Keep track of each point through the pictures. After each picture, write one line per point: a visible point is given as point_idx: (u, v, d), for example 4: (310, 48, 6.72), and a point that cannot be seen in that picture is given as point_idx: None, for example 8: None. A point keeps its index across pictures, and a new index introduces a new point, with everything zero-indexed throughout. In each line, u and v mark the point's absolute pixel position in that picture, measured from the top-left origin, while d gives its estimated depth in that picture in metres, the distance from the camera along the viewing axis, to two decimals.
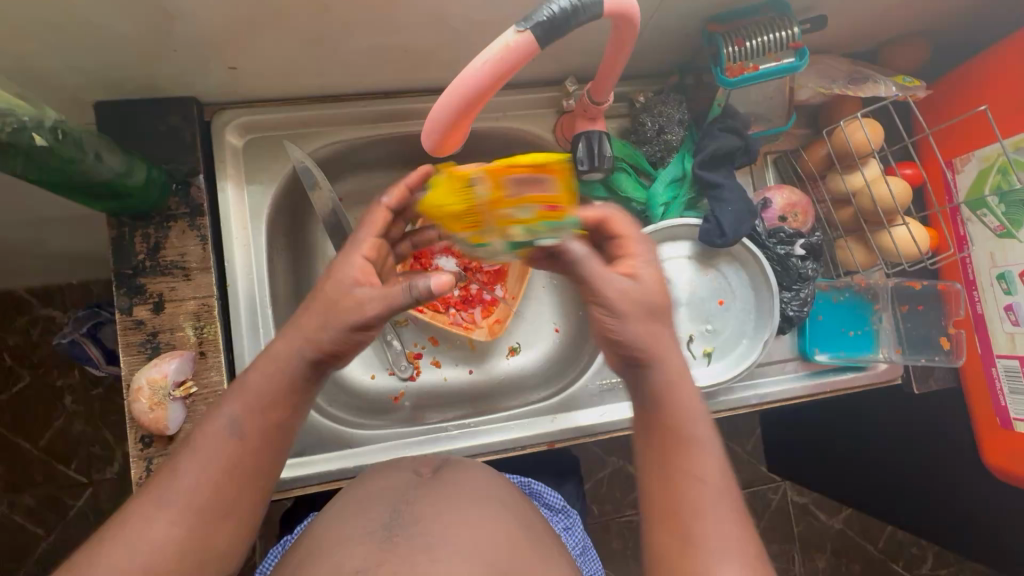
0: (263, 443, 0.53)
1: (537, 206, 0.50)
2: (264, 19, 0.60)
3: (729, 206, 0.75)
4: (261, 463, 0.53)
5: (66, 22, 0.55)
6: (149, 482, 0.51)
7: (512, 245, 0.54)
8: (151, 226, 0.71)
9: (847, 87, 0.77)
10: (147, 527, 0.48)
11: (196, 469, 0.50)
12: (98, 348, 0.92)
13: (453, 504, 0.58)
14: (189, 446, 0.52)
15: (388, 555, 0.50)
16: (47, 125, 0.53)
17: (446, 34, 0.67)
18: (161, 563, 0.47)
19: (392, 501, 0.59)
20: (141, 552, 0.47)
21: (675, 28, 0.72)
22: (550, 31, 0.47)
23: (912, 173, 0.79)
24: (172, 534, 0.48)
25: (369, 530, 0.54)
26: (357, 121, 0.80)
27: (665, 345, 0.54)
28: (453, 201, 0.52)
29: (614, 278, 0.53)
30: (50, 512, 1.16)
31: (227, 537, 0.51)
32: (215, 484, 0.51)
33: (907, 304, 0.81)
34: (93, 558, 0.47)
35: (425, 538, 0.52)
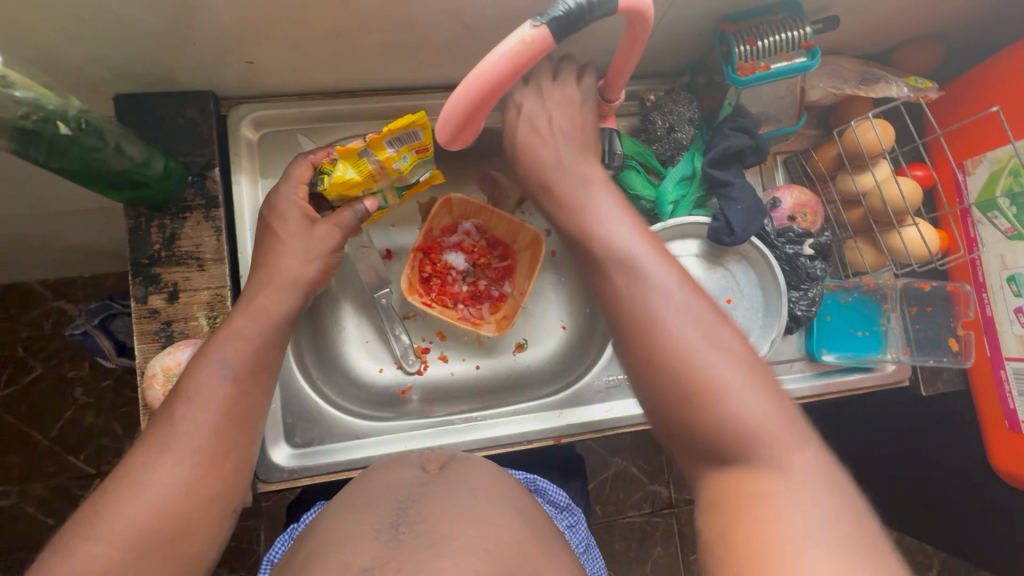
0: (255, 383, 0.60)
1: (411, 153, 0.70)
2: (283, 14, 0.61)
3: (739, 205, 0.75)
4: (254, 403, 0.60)
5: (91, 14, 0.56)
6: (149, 434, 0.55)
7: (399, 191, 0.76)
8: (167, 217, 0.72)
9: (859, 87, 0.77)
10: (153, 472, 0.51)
11: (195, 414, 0.55)
12: (110, 339, 0.94)
13: (458, 501, 0.58)
14: (185, 395, 0.56)
15: (393, 555, 0.50)
16: (70, 115, 0.55)
17: (461, 32, 0.68)
18: (172, 504, 0.51)
19: (399, 497, 0.59)
20: (149, 491, 0.50)
21: (687, 28, 0.73)
22: (566, 26, 0.46)
23: (922, 174, 0.79)
24: (179, 474, 0.52)
25: (376, 528, 0.54)
26: (371, 117, 0.81)
27: (634, 290, 0.50)
28: (347, 175, 0.69)
29: (599, 242, 0.56)
30: (59, 503, 1.17)
31: (229, 478, 0.55)
32: (215, 426, 0.55)
33: (915, 305, 0.81)
34: (103, 509, 0.49)
35: (431, 535, 0.52)
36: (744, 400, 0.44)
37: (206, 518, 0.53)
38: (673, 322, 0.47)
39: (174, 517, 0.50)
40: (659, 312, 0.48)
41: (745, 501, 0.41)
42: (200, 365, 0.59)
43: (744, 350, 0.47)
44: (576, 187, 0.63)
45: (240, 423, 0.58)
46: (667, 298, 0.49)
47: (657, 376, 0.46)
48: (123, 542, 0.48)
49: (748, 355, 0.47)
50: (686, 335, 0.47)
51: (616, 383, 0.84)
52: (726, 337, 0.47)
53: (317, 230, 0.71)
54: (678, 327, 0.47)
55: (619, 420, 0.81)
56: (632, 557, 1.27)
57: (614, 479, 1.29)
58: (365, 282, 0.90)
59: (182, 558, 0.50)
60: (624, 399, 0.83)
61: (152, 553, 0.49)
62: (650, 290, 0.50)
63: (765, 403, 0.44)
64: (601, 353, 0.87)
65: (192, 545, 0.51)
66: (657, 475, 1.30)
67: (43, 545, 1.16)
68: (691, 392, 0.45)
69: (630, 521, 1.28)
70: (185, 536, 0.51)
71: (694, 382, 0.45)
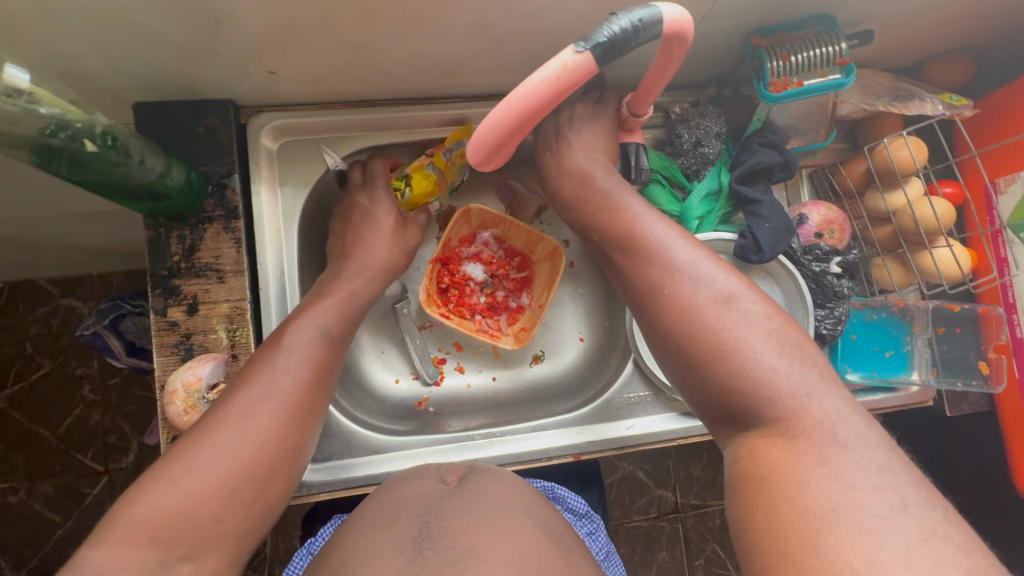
0: (333, 359, 0.66)
1: (462, 160, 0.82)
2: (310, 25, 0.59)
3: (767, 222, 0.74)
4: (331, 370, 0.66)
5: (115, 24, 0.55)
6: (242, 383, 0.59)
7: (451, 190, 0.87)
8: (187, 227, 0.71)
9: (892, 104, 0.76)
10: (253, 418, 0.56)
11: (293, 369, 0.61)
12: (120, 341, 0.93)
13: (482, 513, 0.57)
14: (286, 349, 0.62)
15: (419, 569, 0.49)
16: (97, 131, 0.54)
17: (488, 43, 0.66)
18: (263, 452, 0.55)
19: (420, 512, 0.57)
20: (249, 434, 0.55)
21: (718, 41, 0.72)
22: (610, 51, 0.46)
23: (952, 191, 0.77)
24: (272, 426, 0.57)
25: (399, 542, 0.53)
26: (391, 127, 0.80)
27: (671, 288, 0.57)
28: (425, 190, 0.81)
29: (640, 239, 0.62)
30: (66, 500, 1.17)
31: (305, 434, 0.60)
32: (306, 385, 0.61)
33: (943, 326, 0.79)
34: (203, 444, 0.53)
35: (456, 551, 0.51)
36: (773, 372, 0.50)
37: (284, 467, 0.58)
38: (709, 307, 0.55)
39: (261, 464, 0.55)
40: (696, 299, 0.56)
41: (771, 470, 0.48)
42: (293, 330, 0.64)
43: (776, 327, 0.54)
44: (612, 192, 0.68)
45: (314, 390, 0.62)
46: (706, 285, 0.56)
47: (693, 353, 0.54)
48: (219, 480, 0.52)
49: (782, 332, 0.53)
50: (721, 320, 0.54)
51: (637, 400, 0.83)
52: (762, 319, 0.54)
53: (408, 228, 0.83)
54: (714, 312, 0.54)
55: (640, 437, 0.80)
56: (637, 561, 1.26)
57: (621, 484, 1.28)
58: (389, 294, 0.92)
59: (262, 501, 0.55)
60: (645, 415, 0.82)
61: (237, 495, 0.53)
62: (688, 279, 0.57)
63: (795, 374, 0.50)
64: (621, 368, 0.86)
65: (269, 492, 0.56)
66: (665, 480, 1.29)
67: (51, 543, 1.16)
68: (724, 368, 0.52)
69: (636, 526, 1.27)
70: (268, 482, 0.55)
71: (726, 359, 0.52)
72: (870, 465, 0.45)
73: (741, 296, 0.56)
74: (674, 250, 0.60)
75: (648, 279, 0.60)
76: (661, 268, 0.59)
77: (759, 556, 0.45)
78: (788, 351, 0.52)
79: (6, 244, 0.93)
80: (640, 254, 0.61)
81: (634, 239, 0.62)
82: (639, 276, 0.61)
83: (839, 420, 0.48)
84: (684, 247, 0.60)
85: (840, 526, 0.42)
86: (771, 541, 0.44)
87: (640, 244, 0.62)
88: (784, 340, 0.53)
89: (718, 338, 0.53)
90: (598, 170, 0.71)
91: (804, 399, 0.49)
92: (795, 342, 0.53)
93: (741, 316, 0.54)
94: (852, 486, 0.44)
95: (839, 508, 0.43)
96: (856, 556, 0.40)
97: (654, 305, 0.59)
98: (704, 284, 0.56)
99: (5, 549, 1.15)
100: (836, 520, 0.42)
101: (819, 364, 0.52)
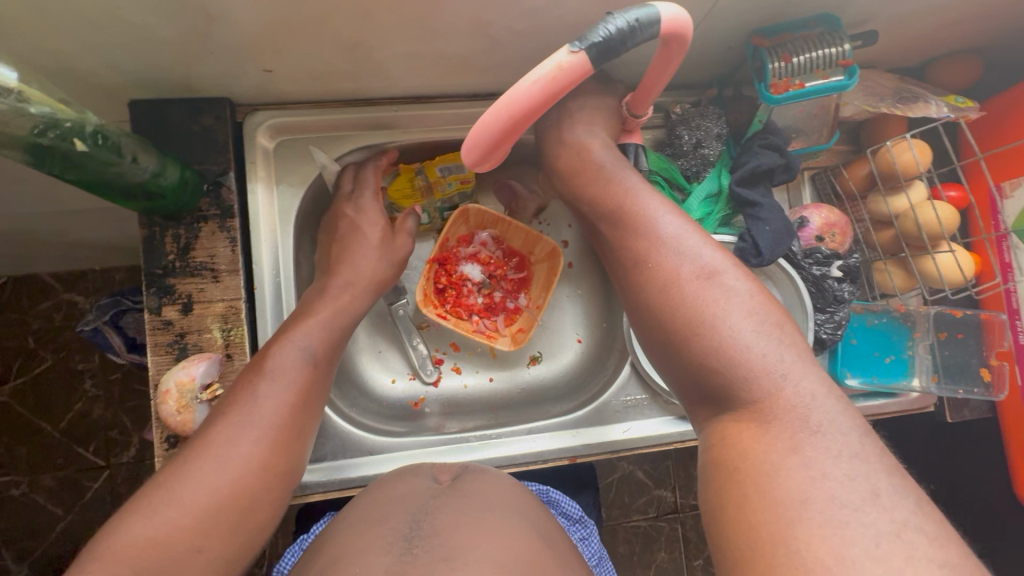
0: (321, 379, 0.65)
1: (455, 181, 0.85)
2: (305, 23, 0.59)
3: (767, 225, 0.73)
4: (319, 392, 0.65)
5: (108, 22, 0.55)
6: (228, 409, 0.59)
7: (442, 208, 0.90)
8: (182, 227, 0.71)
9: (895, 106, 0.75)
10: (235, 446, 0.56)
11: (276, 396, 0.60)
12: (120, 336, 0.93)
13: (474, 515, 0.56)
14: (268, 375, 0.61)
15: (409, 566, 0.48)
16: (87, 130, 0.54)
17: (485, 42, 0.66)
18: (245, 480, 0.55)
19: (411, 510, 0.57)
20: (230, 463, 0.55)
21: (719, 41, 0.71)
22: (606, 51, 0.45)
23: (957, 195, 0.76)
24: (254, 452, 0.56)
25: (390, 540, 0.52)
26: (388, 126, 0.80)
27: (658, 262, 0.57)
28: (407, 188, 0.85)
29: (635, 212, 0.61)
30: (68, 494, 1.17)
31: (290, 462, 0.60)
32: (290, 410, 0.60)
33: (945, 331, 0.78)
34: (184, 475, 0.53)
35: (447, 548, 0.50)
36: (749, 351, 0.50)
37: (270, 494, 0.57)
38: (690, 284, 0.54)
39: (243, 491, 0.54)
40: (679, 276, 0.55)
41: (742, 454, 0.47)
42: (292, 340, 0.63)
43: (757, 307, 0.53)
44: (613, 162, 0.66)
45: (301, 413, 0.61)
46: (690, 263, 0.56)
47: (672, 330, 0.54)
48: (199, 510, 0.52)
49: (762, 312, 0.53)
50: (702, 298, 0.53)
51: (634, 403, 0.83)
52: (743, 297, 0.53)
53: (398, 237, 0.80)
54: (695, 289, 0.54)
55: (636, 441, 0.80)
56: (635, 561, 1.26)
57: (620, 483, 1.27)
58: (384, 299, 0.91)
59: (245, 530, 0.54)
60: (643, 419, 0.81)
61: (218, 525, 0.52)
62: (671, 255, 0.56)
63: (771, 354, 0.50)
64: (618, 371, 0.86)
65: (252, 520, 0.55)
66: (664, 479, 1.29)
67: (52, 536, 1.16)
68: (700, 346, 0.51)
69: (634, 525, 1.27)
70: (251, 509, 0.55)
71: (704, 337, 0.51)
72: (849, 465, 0.44)
73: (724, 274, 0.55)
74: (663, 223, 0.59)
75: (633, 257, 0.59)
76: (645, 244, 0.58)
77: (729, 545, 0.45)
78: (767, 331, 0.51)
79: (6, 240, 0.93)
80: (627, 230, 0.61)
81: (620, 217, 0.62)
82: (625, 256, 0.60)
83: (813, 403, 0.48)
84: (670, 223, 0.59)
85: (809, 521, 0.41)
86: (738, 529, 0.44)
87: (626, 222, 0.61)
88: (763, 320, 0.52)
89: (697, 315, 0.52)
90: (596, 143, 0.68)
91: (780, 381, 0.49)
92: (775, 323, 0.52)
93: (722, 295, 0.53)
94: (822, 476, 0.43)
95: (809, 499, 0.42)
96: (827, 554, 0.39)
97: (638, 283, 0.58)
98: (688, 260, 0.56)
99: (7, 541, 1.16)
100: (806, 512, 0.42)
101: (797, 346, 0.52)
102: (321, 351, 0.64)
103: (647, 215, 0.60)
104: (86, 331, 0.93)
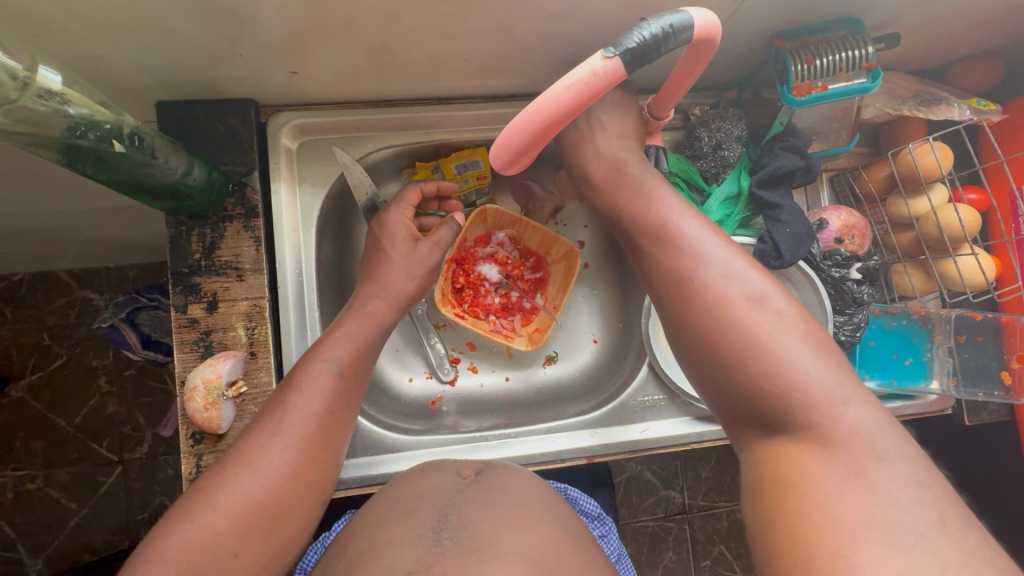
0: (349, 390, 0.63)
1: (472, 177, 0.86)
2: (334, 26, 0.60)
3: (788, 227, 0.73)
4: (350, 402, 0.63)
5: (142, 26, 0.56)
6: (264, 414, 0.58)
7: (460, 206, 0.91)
8: (208, 226, 0.72)
9: (918, 108, 0.75)
10: (265, 453, 0.55)
11: (305, 404, 0.58)
12: (136, 333, 0.94)
13: (501, 510, 0.57)
14: (296, 385, 0.60)
15: (438, 559, 0.49)
16: (126, 132, 0.55)
17: (508, 44, 0.66)
18: (275, 488, 0.53)
19: (438, 504, 0.58)
20: (261, 471, 0.53)
21: (740, 43, 0.71)
22: (639, 57, 0.45)
23: (977, 198, 0.76)
24: (284, 459, 0.55)
25: (418, 533, 0.53)
26: (409, 127, 0.80)
27: (705, 279, 0.56)
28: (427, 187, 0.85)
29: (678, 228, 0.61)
30: (83, 488, 1.19)
31: (323, 473, 0.58)
32: (319, 419, 0.59)
33: (965, 334, 0.79)
34: (218, 483, 0.52)
35: (475, 541, 0.51)
36: (806, 374, 0.51)
37: (302, 504, 0.55)
38: (743, 307, 0.54)
39: (274, 501, 0.53)
40: (730, 299, 0.55)
41: (802, 473, 0.47)
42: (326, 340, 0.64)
43: (805, 329, 0.54)
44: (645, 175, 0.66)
45: (332, 422, 0.60)
46: (741, 285, 0.56)
47: (726, 353, 0.53)
48: (232, 517, 0.50)
49: (811, 335, 0.54)
50: (754, 318, 0.53)
51: (652, 403, 0.83)
52: (791, 320, 0.54)
53: (419, 247, 0.75)
54: (748, 312, 0.54)
55: (653, 441, 0.80)
56: (643, 560, 1.26)
57: (628, 484, 1.28)
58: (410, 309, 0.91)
59: (276, 541, 0.52)
60: (660, 419, 0.82)
61: (251, 533, 0.51)
62: (721, 277, 0.56)
63: (827, 377, 0.50)
64: (635, 373, 0.86)
65: (284, 531, 0.53)
66: (672, 480, 1.29)
67: (68, 529, 1.18)
68: (758, 369, 0.51)
69: (642, 525, 1.27)
70: (283, 519, 0.53)
71: (760, 360, 0.52)
72: (914, 489, 0.44)
73: (772, 297, 0.56)
74: (708, 241, 0.59)
75: (678, 277, 0.58)
76: (693, 264, 0.58)
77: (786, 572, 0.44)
78: (820, 352, 0.52)
79: (28, 236, 0.94)
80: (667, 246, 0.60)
81: (664, 236, 0.61)
82: (668, 276, 0.59)
83: (869, 424, 0.49)
84: (716, 244, 0.59)
85: (875, 543, 0.41)
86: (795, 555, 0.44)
87: (671, 240, 0.60)
88: (814, 343, 0.53)
89: (752, 338, 0.52)
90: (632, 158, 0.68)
91: (839, 403, 0.49)
92: (824, 346, 0.53)
93: (773, 318, 0.54)
94: (886, 500, 0.43)
95: (873, 522, 0.42)
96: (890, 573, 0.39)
97: (683, 303, 0.57)
98: (736, 279, 0.56)
99: (23, 534, 1.18)
100: (866, 535, 0.42)
101: (846, 369, 0.53)
102: (345, 350, 0.65)
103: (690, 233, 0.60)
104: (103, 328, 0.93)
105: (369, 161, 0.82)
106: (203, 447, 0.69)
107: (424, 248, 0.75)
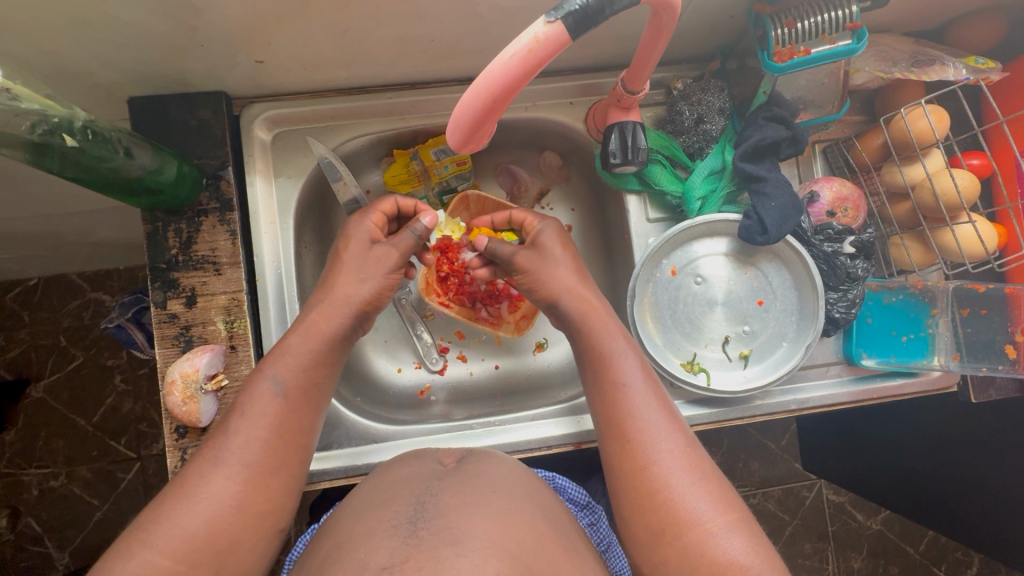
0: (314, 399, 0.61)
1: (451, 165, 0.85)
2: (290, 13, 0.58)
3: (774, 202, 0.71)
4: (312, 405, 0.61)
5: (99, 21, 0.55)
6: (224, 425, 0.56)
7: (441, 192, 0.91)
8: (183, 221, 0.72)
9: (909, 70, 0.71)
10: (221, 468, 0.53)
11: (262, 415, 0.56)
12: (143, 333, 0.91)
13: (480, 498, 0.52)
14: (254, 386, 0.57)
15: (415, 551, 0.44)
16: (77, 125, 0.54)
17: (476, 21, 0.64)
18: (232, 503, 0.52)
19: (416, 492, 0.53)
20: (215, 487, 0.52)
21: (720, 10, 0.68)
22: (583, 21, 0.44)
23: (979, 163, 0.73)
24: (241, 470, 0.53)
25: (394, 523, 0.48)
26: (384, 113, 0.79)
27: (630, 411, 0.59)
28: None
29: (610, 350, 0.64)
30: (104, 485, 1.19)
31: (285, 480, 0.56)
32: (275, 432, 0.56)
33: (968, 307, 0.74)
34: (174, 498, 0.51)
35: (453, 531, 0.47)
36: (689, 510, 0.53)
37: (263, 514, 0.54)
38: (642, 436, 0.57)
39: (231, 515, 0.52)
40: (633, 428, 0.58)
41: None
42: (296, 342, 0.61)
43: (700, 463, 0.56)
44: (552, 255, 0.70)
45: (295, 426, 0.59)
46: (650, 415, 0.58)
47: (622, 484, 0.57)
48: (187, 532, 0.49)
49: (704, 470, 0.56)
50: (674, 455, 0.56)
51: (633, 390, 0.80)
52: (693, 444, 0.58)
53: (374, 250, 0.69)
54: (646, 443, 0.57)
55: None
56: None
57: None
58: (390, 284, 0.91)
59: (239, 552, 0.52)
60: None
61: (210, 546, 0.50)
62: (631, 406, 0.59)
63: (709, 514, 0.52)
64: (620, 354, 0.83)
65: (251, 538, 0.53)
66: None
67: (90, 525, 1.18)
68: (645, 501, 0.54)
69: None
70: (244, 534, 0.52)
71: (666, 490, 0.54)
72: None
73: (674, 428, 0.58)
74: (629, 368, 0.62)
75: (596, 403, 0.62)
76: (606, 392, 0.61)
77: None
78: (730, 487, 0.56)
79: (34, 240, 0.95)
80: (598, 377, 0.63)
81: (587, 361, 0.65)
82: (591, 401, 0.64)
83: (748, 565, 0.50)
84: (632, 373, 0.62)
85: None
86: None
87: (594, 362, 0.64)
88: (705, 479, 0.55)
89: (645, 470, 0.55)
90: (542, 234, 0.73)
91: (716, 542, 0.51)
92: (715, 483, 0.55)
93: (669, 451, 0.56)
94: None
95: None
96: None
97: (598, 427, 0.62)
98: (655, 411, 0.59)
99: (49, 529, 1.17)
100: None
101: (736, 507, 0.54)
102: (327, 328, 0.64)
103: (619, 354, 0.63)
104: (111, 328, 0.92)
105: (345, 149, 0.81)
106: (186, 441, 0.70)
107: (378, 249, 0.69)
